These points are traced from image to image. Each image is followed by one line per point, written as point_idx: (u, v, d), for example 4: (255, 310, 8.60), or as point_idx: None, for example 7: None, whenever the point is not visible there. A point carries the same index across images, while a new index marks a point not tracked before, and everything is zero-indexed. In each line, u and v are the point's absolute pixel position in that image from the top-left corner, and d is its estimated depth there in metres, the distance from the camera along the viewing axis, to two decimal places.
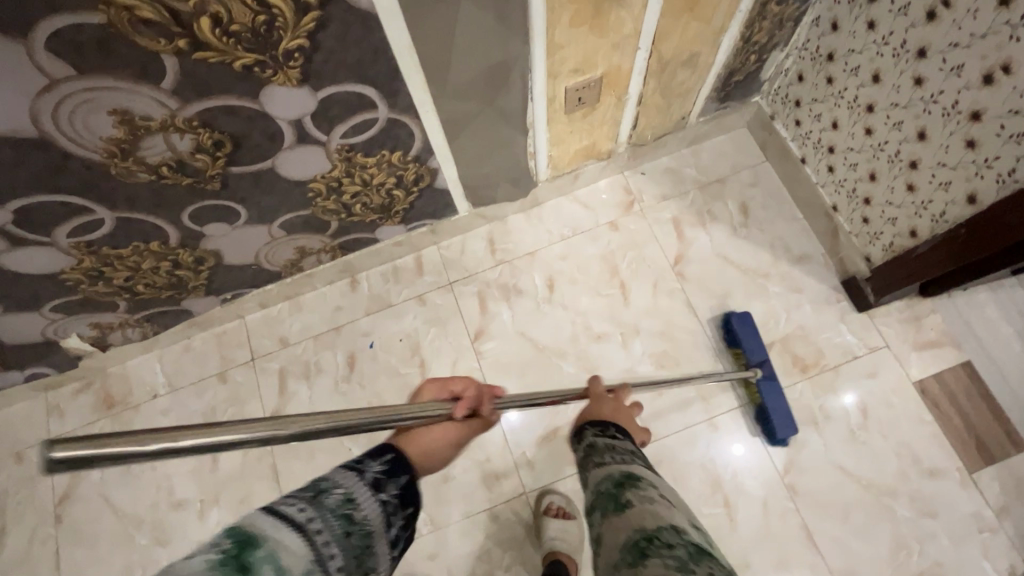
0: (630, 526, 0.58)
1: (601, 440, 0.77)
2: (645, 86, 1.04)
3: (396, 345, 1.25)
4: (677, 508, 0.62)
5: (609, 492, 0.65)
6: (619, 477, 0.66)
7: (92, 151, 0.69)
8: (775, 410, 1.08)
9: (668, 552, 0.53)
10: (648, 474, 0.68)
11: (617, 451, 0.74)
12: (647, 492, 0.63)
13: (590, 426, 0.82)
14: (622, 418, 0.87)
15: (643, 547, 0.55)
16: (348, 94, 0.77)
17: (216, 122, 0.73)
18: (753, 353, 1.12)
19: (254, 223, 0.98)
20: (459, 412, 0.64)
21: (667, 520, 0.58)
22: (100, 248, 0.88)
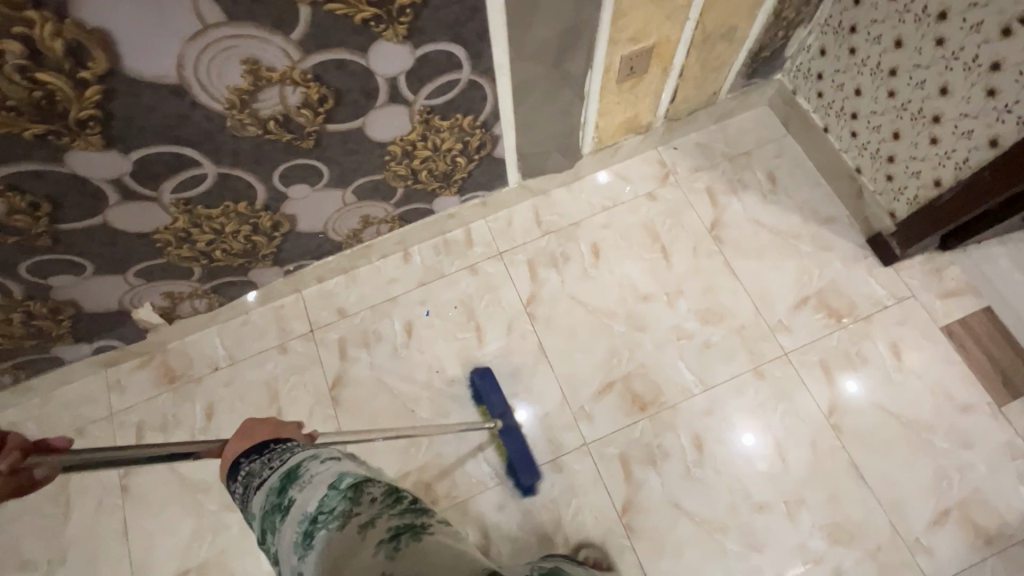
0: (297, 522, 0.50)
1: (256, 464, 0.58)
2: (687, 58, 1.14)
3: (452, 312, 1.30)
4: (335, 462, 0.55)
5: (270, 505, 0.53)
6: (277, 482, 0.54)
7: (216, 100, 0.76)
8: (515, 458, 1.13)
9: (328, 517, 0.49)
10: (306, 451, 0.58)
11: (273, 454, 0.59)
12: (306, 473, 0.53)
13: (245, 458, 0.60)
14: (251, 430, 0.63)
15: (314, 530, 0.48)
16: (441, 54, 0.85)
17: (326, 77, 0.80)
18: (495, 407, 1.16)
19: (333, 187, 1.04)
20: None
21: (319, 483, 0.51)
22: (195, 207, 0.93)
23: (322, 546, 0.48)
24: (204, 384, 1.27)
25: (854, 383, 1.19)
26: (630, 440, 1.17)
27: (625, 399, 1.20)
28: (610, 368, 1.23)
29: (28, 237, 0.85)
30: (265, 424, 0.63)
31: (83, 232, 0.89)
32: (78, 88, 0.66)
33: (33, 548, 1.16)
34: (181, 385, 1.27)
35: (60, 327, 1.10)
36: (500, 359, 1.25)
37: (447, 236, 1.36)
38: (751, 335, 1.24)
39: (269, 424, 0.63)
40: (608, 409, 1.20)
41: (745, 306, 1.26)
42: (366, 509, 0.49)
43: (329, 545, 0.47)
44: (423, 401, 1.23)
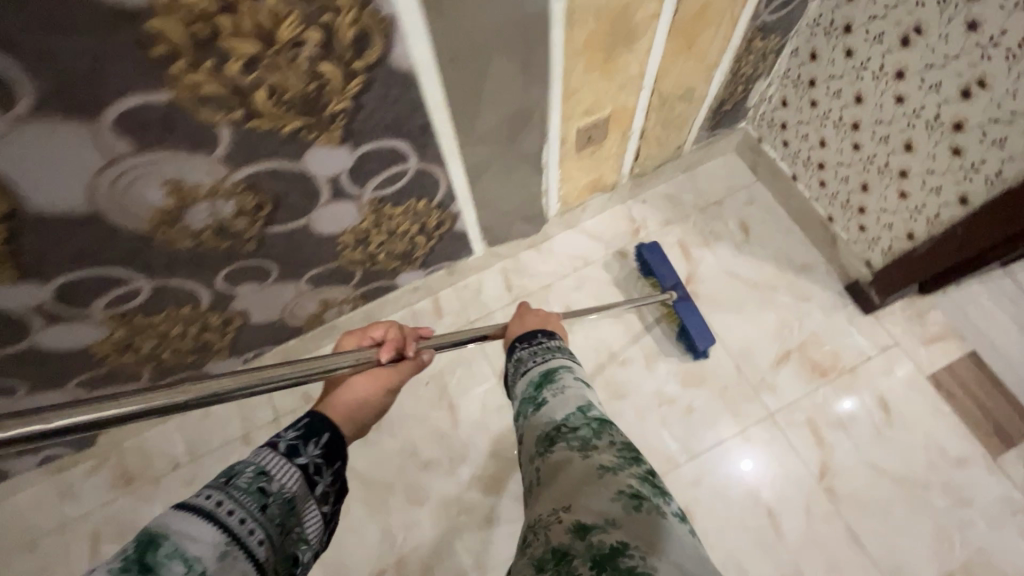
0: (546, 420, 0.63)
1: (526, 354, 0.76)
2: (647, 121, 1.11)
3: (423, 389, 1.24)
4: (584, 395, 0.66)
5: (530, 397, 0.68)
6: (538, 380, 0.69)
7: (140, 222, 0.70)
8: (692, 328, 1.18)
9: (572, 433, 0.59)
10: (568, 371, 0.70)
11: (542, 354, 0.75)
12: (561, 384, 0.67)
13: (518, 342, 0.79)
14: (545, 324, 0.89)
15: (555, 435, 0.60)
16: (383, 149, 0.81)
17: (260, 185, 0.75)
18: (667, 278, 1.22)
19: (284, 280, 0.99)
20: (383, 356, 0.78)
21: (572, 401, 0.64)
22: (132, 318, 0.87)
23: (562, 455, 0.57)
24: (164, 484, 1.20)
25: (853, 403, 1.17)
26: None
27: None
28: None
29: None
30: (551, 318, 0.93)
31: (7, 358, 0.82)
32: None
33: None
34: (139, 486, 1.20)
35: None
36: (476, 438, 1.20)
37: (415, 307, 1.31)
38: (734, 396, 1.19)
39: (539, 316, 0.90)
40: None
41: (726, 364, 1.22)
42: (607, 451, 0.57)
43: (569, 458, 0.57)
44: (396, 488, 1.17)
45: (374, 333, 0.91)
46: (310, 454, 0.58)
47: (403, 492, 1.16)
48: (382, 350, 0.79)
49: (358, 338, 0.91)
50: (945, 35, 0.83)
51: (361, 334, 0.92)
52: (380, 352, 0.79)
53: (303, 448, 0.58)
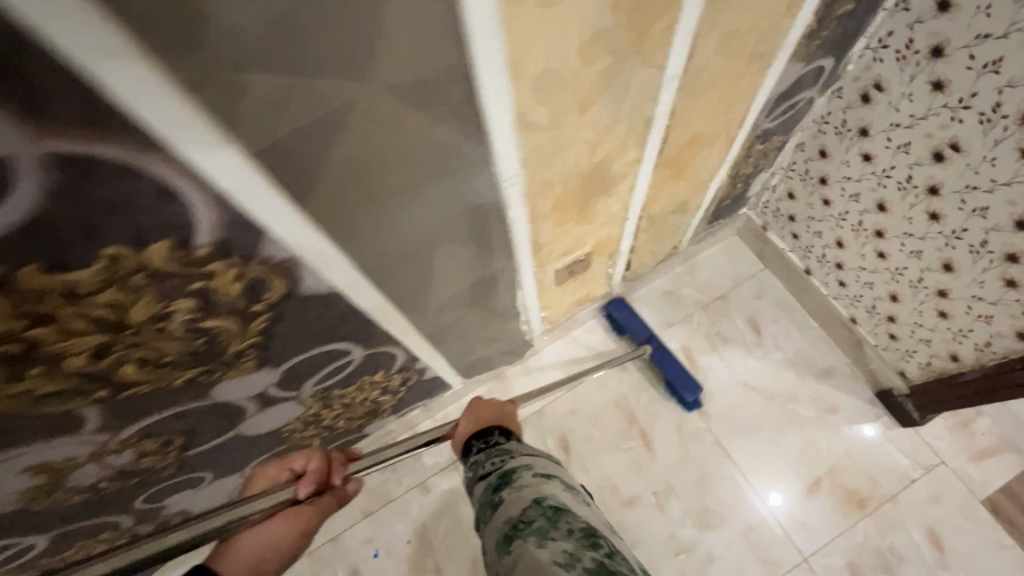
0: (503, 519, 0.51)
1: (480, 454, 0.65)
2: (637, 240, 0.96)
3: (405, 549, 1.09)
4: (546, 482, 0.54)
5: (485, 500, 0.56)
6: (492, 480, 0.57)
7: (6, 503, 0.56)
8: (675, 377, 1.12)
9: (526, 527, 0.48)
10: (525, 458, 0.60)
11: (495, 453, 0.64)
12: (519, 479, 0.56)
13: (473, 441, 0.69)
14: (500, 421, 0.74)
15: (512, 533, 0.48)
16: (316, 354, 0.66)
17: (161, 428, 0.60)
18: (639, 334, 1.15)
19: (224, 476, 0.83)
20: (303, 491, 0.59)
21: (530, 491, 0.53)
22: (33, 564, 0.72)
23: (516, 552, 0.46)
24: None
25: (871, 428, 1.09)
26: None
27: None
28: None
29: None
30: (510, 407, 0.81)
31: None
32: None
33: None
34: None
35: None
36: None
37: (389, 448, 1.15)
38: (761, 540, 1.03)
39: (495, 408, 0.78)
40: None
41: (750, 498, 1.06)
42: (563, 541, 0.46)
43: (524, 550, 0.46)
44: None
45: (293, 463, 0.69)
46: None
47: None
48: (301, 484, 0.60)
49: (278, 468, 0.70)
50: (992, 159, 0.68)
51: (279, 465, 0.71)
52: (300, 486, 0.60)
53: None
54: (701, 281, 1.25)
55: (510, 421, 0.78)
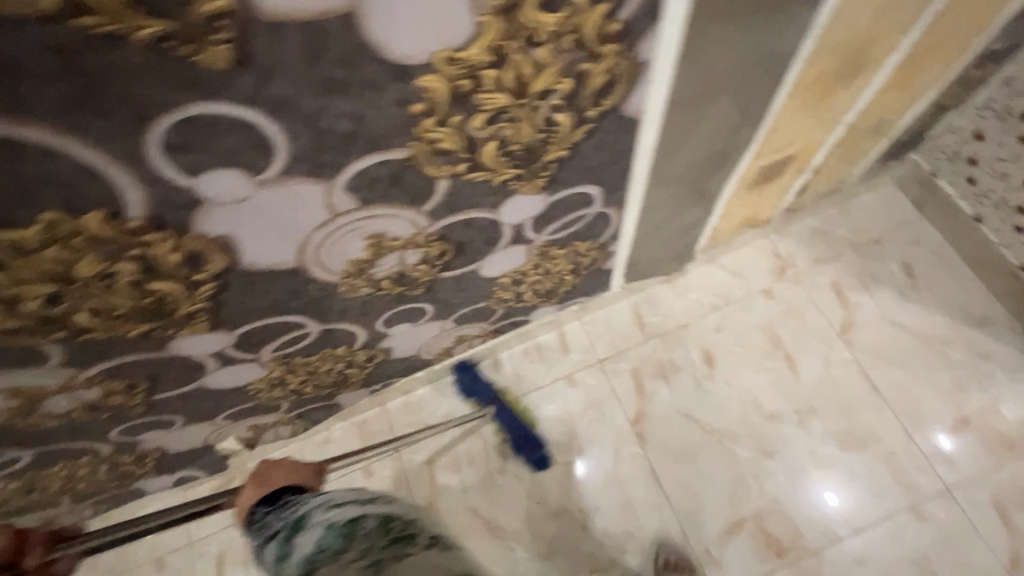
0: (295, 567, 0.47)
1: (268, 515, 0.59)
2: (827, 157, 1.00)
3: (551, 431, 1.17)
4: (334, 503, 0.52)
5: (274, 555, 0.51)
6: (281, 536, 0.52)
7: (334, 273, 0.66)
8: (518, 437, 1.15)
9: (324, 552, 0.47)
10: (309, 498, 0.56)
11: (288, 506, 0.58)
12: (307, 518, 0.52)
13: (259, 508, 0.61)
14: (279, 481, 0.64)
15: (309, 571, 0.46)
16: (574, 195, 0.73)
17: (451, 235, 0.69)
18: (484, 394, 1.18)
19: (436, 319, 0.93)
20: None
21: (320, 517, 0.51)
22: (293, 358, 0.84)
23: None
24: None
25: (948, 438, 1.08)
26: None
27: (758, 541, 1.05)
28: (739, 503, 1.08)
29: (124, 410, 0.77)
30: (296, 466, 0.66)
31: (178, 397, 0.80)
32: (189, 288, 0.57)
33: None
34: None
35: (144, 468, 1.02)
36: (609, 489, 1.12)
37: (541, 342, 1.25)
38: (903, 465, 1.07)
39: (287, 466, 0.66)
40: (739, 552, 1.05)
41: (894, 427, 1.09)
42: (362, 543, 0.46)
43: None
44: (524, 535, 1.11)
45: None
46: None
47: (530, 541, 1.10)
48: None
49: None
50: None
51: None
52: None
53: None
54: (856, 223, 1.26)
55: (305, 482, 0.65)
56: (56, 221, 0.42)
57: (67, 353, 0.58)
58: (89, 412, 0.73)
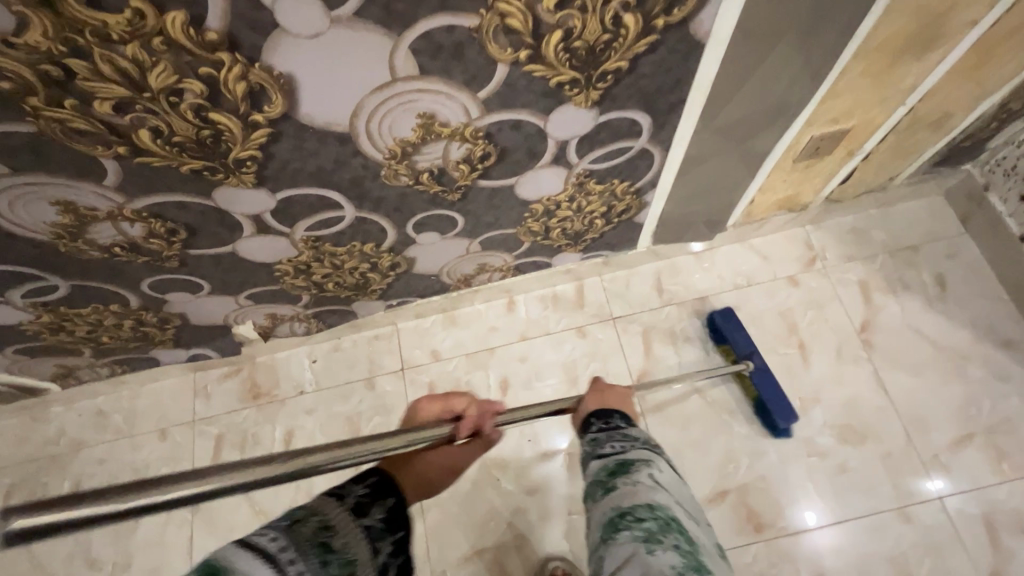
0: (610, 506, 0.60)
1: (602, 434, 0.72)
2: (881, 143, 0.98)
3: (554, 375, 1.19)
4: (659, 485, 0.62)
5: (596, 477, 0.65)
6: (609, 465, 0.65)
7: (378, 151, 0.68)
8: (772, 400, 1.07)
9: (637, 524, 0.56)
10: (644, 452, 0.66)
11: (617, 434, 0.71)
12: (637, 472, 0.63)
13: (592, 420, 0.75)
14: (609, 401, 0.80)
15: (617, 521, 0.57)
16: (623, 121, 0.74)
17: (497, 135, 0.70)
18: (742, 346, 1.12)
19: (463, 235, 0.95)
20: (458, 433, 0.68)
21: (643, 493, 0.60)
22: (321, 244, 0.87)
23: (618, 542, 0.55)
24: (288, 405, 1.23)
25: (951, 469, 1.05)
26: (740, 565, 1.02)
27: (739, 514, 1.05)
28: (726, 475, 1.08)
29: (157, 259, 0.80)
30: (624, 391, 0.85)
31: (210, 260, 0.84)
32: (245, 128, 0.59)
33: (101, 547, 1.15)
34: (265, 403, 1.24)
35: (165, 335, 1.07)
36: None
37: (559, 291, 1.26)
38: (899, 467, 1.06)
39: (617, 392, 0.83)
40: (718, 521, 1.05)
41: (897, 429, 1.09)
42: (671, 551, 0.53)
43: (630, 549, 0.54)
44: (510, 469, 1.13)
45: (454, 405, 0.78)
46: (375, 517, 0.57)
47: (515, 476, 1.12)
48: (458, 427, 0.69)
49: (443, 404, 0.78)
50: None
51: (442, 403, 0.79)
52: (457, 426, 0.69)
53: (370, 508, 0.58)
54: (895, 227, 1.24)
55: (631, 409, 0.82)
56: (142, 13, 0.45)
57: (122, 173, 0.61)
58: (129, 252, 0.77)
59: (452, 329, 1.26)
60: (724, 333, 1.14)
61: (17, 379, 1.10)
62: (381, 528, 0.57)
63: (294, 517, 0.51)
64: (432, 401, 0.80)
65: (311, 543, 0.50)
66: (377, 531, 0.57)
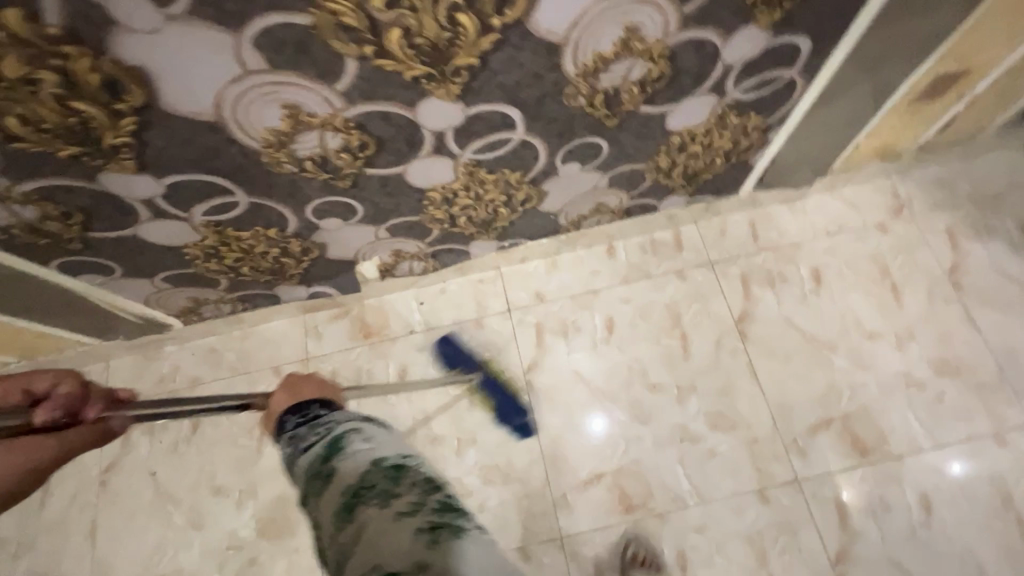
0: (341, 489, 0.56)
1: (301, 428, 0.72)
2: (989, 87, 1.04)
3: (656, 315, 1.25)
4: (373, 447, 0.61)
5: (316, 472, 0.61)
6: (322, 452, 0.63)
7: (574, 67, 0.73)
8: (501, 405, 1.19)
9: (370, 490, 0.54)
10: (350, 424, 0.68)
11: (319, 424, 0.71)
12: (349, 447, 0.62)
13: (289, 416, 0.76)
14: (303, 390, 0.81)
15: (355, 501, 0.54)
16: (786, 46, 0.80)
17: (678, 56, 0.76)
18: (468, 364, 1.23)
19: (600, 168, 1.00)
20: (37, 417, 0.69)
21: (365, 457, 0.59)
22: (478, 170, 0.92)
23: (359, 518, 0.52)
24: (399, 344, 1.28)
25: None
26: (848, 485, 1.09)
27: (843, 440, 1.12)
28: (829, 405, 1.15)
29: (335, 177, 0.84)
30: (320, 378, 0.87)
31: (377, 181, 0.88)
32: (480, 32, 0.64)
33: (227, 476, 1.20)
34: (376, 341, 1.29)
35: (297, 268, 1.11)
36: (705, 375, 1.19)
37: (656, 237, 1.31)
38: (992, 397, 1.13)
39: (317, 381, 0.84)
40: (824, 446, 1.12)
41: (988, 362, 1.15)
42: (408, 494, 0.53)
43: (369, 518, 0.51)
44: (620, 399, 1.19)
45: (34, 384, 0.73)
46: None
47: (625, 407, 1.18)
48: (38, 411, 0.70)
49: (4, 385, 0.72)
50: None
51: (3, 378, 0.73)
52: (37, 412, 0.70)
53: None
54: (979, 177, 1.30)
55: (332, 395, 0.83)
56: None
57: (357, 75, 0.66)
58: (315, 168, 0.81)
59: (553, 273, 1.31)
60: (453, 354, 1.24)
61: (149, 310, 1.16)
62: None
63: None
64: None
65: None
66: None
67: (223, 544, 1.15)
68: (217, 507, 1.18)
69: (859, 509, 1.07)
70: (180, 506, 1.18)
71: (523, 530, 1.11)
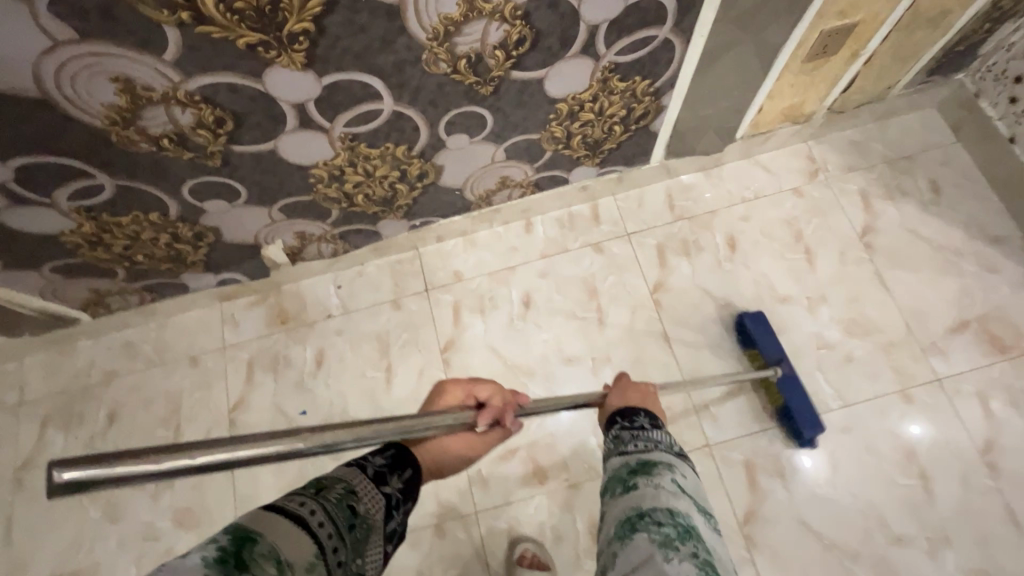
0: (630, 504, 0.54)
1: (625, 431, 0.66)
2: (882, 44, 1.04)
3: (573, 288, 1.25)
4: (682, 493, 0.55)
5: (617, 472, 0.59)
6: (632, 463, 0.59)
7: (422, 29, 0.71)
8: (798, 410, 1.06)
9: (656, 527, 0.50)
10: (667, 454, 0.60)
11: (639, 433, 0.65)
12: (659, 475, 0.57)
13: (617, 415, 0.70)
14: (646, 405, 0.73)
15: (640, 520, 0.51)
16: (650, 4, 0.79)
17: (534, 16, 0.74)
18: (770, 352, 1.11)
19: (491, 140, 0.99)
20: (478, 423, 0.68)
21: (665, 497, 0.53)
22: (357, 145, 0.90)
23: (633, 544, 0.49)
24: (317, 328, 1.27)
25: (947, 350, 1.13)
26: (758, 448, 1.10)
27: (753, 403, 1.13)
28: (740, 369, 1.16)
29: (202, 156, 0.82)
30: (651, 394, 0.77)
31: (250, 159, 0.86)
32: None
33: None
34: (293, 327, 1.27)
35: (197, 255, 1.10)
36: (620, 346, 1.19)
37: (574, 211, 1.30)
38: (900, 354, 1.14)
39: (643, 396, 0.75)
40: (735, 411, 1.13)
41: (897, 321, 1.16)
42: (689, 561, 0.47)
43: (647, 552, 0.48)
44: (536, 373, 1.19)
45: (481, 391, 0.76)
46: None
47: (541, 381, 1.19)
48: (478, 415, 0.69)
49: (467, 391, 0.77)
50: None
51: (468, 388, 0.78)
52: (476, 417, 0.68)
53: None
54: (892, 139, 1.29)
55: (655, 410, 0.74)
56: None
57: (183, 44, 0.64)
58: (176, 147, 0.79)
59: (471, 252, 1.30)
60: (753, 336, 1.13)
61: (49, 304, 1.14)
62: (392, 495, 0.58)
63: (324, 478, 0.53)
64: (454, 385, 0.79)
65: (342, 505, 0.51)
66: (394, 499, 0.58)
67: (139, 536, 1.14)
68: (133, 499, 1.17)
69: (767, 470, 1.08)
70: (95, 500, 1.17)
71: (438, 507, 1.11)
